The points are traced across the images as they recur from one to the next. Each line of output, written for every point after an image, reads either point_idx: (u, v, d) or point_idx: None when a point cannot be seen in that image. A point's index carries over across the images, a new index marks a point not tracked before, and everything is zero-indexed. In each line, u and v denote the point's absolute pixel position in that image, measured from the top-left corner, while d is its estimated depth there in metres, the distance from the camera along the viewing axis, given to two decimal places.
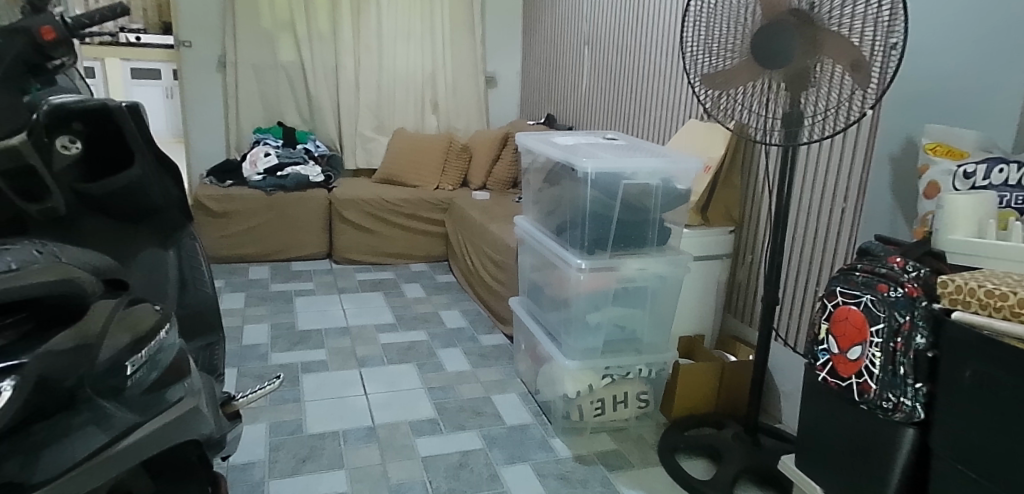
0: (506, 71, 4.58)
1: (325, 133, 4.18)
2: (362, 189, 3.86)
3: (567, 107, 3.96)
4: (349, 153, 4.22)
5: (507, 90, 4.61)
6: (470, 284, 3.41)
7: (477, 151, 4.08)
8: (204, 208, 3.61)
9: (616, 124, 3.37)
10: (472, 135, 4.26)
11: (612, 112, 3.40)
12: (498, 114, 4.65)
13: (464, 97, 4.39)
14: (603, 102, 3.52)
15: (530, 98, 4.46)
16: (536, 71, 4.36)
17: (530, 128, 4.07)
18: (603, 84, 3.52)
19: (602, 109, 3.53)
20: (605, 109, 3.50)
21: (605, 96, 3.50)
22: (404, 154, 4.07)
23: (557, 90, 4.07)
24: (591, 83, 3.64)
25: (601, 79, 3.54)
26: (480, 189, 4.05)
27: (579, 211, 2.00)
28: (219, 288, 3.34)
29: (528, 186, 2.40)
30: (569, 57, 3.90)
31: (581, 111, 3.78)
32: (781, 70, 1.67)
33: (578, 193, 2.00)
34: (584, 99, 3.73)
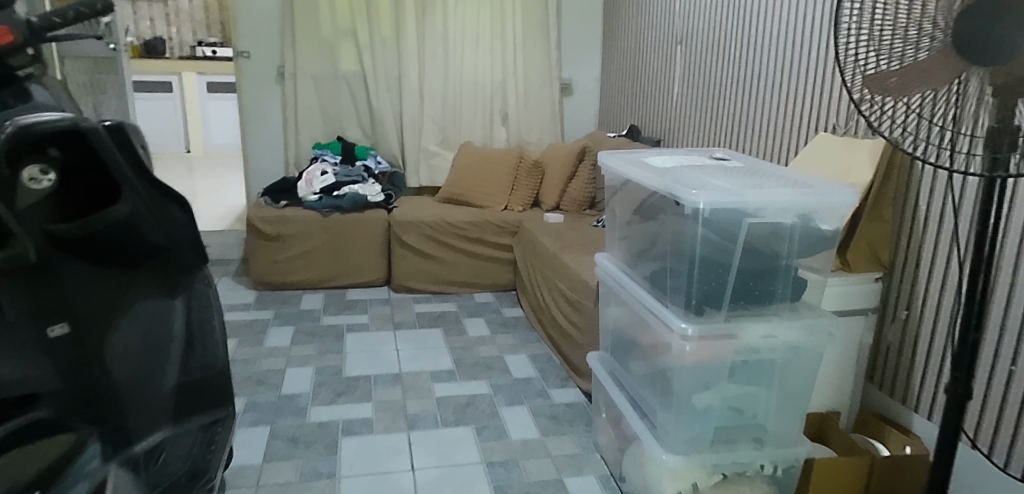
0: (584, 78, 4.12)
1: (385, 147, 3.83)
2: (424, 210, 3.50)
3: (653, 117, 3.48)
4: (411, 170, 3.87)
5: (585, 99, 4.16)
6: (542, 322, 2.97)
7: (550, 168, 3.66)
8: (257, 230, 3.31)
9: (718, 137, 2.84)
10: (544, 149, 3.83)
11: (714, 123, 2.87)
12: (574, 127, 4.20)
13: (539, 109, 3.96)
14: (700, 114, 3.00)
15: (611, 109, 3.99)
16: (618, 77, 3.89)
17: (610, 142, 3.59)
18: (700, 92, 3.00)
19: (698, 122, 3.02)
20: (703, 122, 2.98)
21: (703, 107, 2.98)
22: (470, 171, 3.69)
23: (642, 98, 3.59)
24: (688, 91, 3.11)
25: (697, 86, 3.03)
26: (553, 210, 3.62)
27: (684, 255, 1.51)
28: (267, 321, 3.04)
29: (615, 217, 1.93)
30: (655, 62, 3.43)
31: (673, 123, 3.26)
32: (996, 68, 1.14)
33: (683, 234, 1.51)
34: (676, 111, 3.23)
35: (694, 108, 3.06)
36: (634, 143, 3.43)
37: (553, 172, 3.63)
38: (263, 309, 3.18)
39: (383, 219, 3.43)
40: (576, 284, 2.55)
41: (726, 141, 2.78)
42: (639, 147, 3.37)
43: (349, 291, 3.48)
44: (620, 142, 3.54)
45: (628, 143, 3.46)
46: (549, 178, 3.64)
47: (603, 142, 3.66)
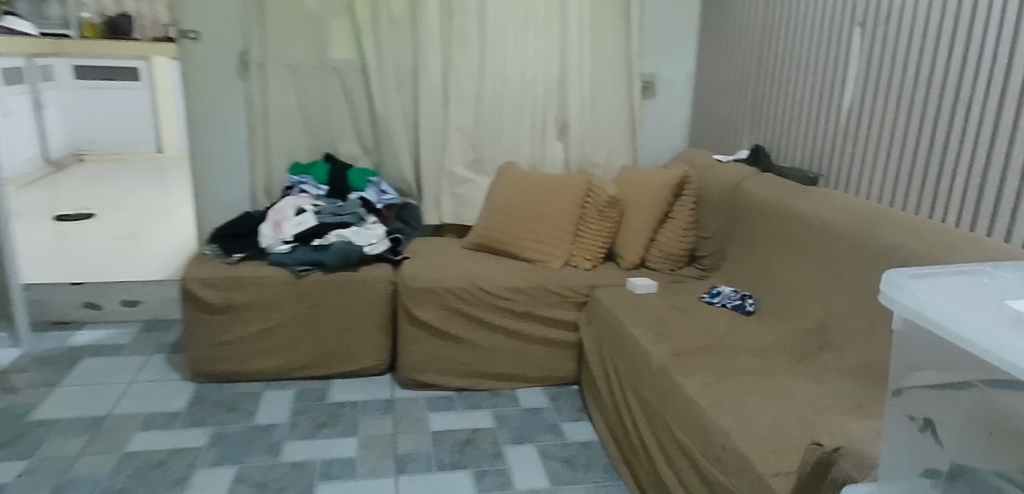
0: (671, 74, 2.96)
1: (393, 168, 2.68)
2: (448, 266, 2.37)
3: (795, 136, 2.30)
4: (430, 202, 2.72)
5: (671, 104, 3.00)
6: (635, 473, 1.84)
7: (629, 207, 2.51)
8: (194, 299, 2.15)
9: (948, 184, 1.69)
10: (616, 179, 2.69)
11: (939, 160, 1.71)
12: (659, 142, 3.03)
13: (610, 119, 2.81)
14: (908, 139, 1.81)
15: (712, 119, 2.83)
16: (729, 76, 2.71)
17: (724, 173, 2.44)
18: (905, 104, 1.82)
19: (899, 154, 1.85)
20: (914, 152, 1.79)
21: (912, 128, 1.80)
22: (513, 209, 2.56)
23: (776, 107, 2.41)
24: (878, 101, 1.92)
25: (899, 91, 1.84)
26: (635, 269, 2.49)
27: None
28: (196, 450, 1.91)
29: (943, 449, 0.81)
30: (804, 54, 2.25)
31: (842, 147, 2.08)
32: None
33: None
34: (847, 132, 2.05)
35: (890, 127, 1.88)
36: (765, 176, 2.28)
37: (633, 215, 2.49)
38: (195, 422, 2.04)
39: (387, 280, 2.29)
40: (722, 454, 1.41)
41: (974, 191, 1.61)
42: (780, 181, 2.20)
43: (333, 384, 2.34)
44: (741, 173, 2.39)
45: (756, 176, 2.32)
46: (628, 223, 2.50)
47: (711, 171, 2.50)
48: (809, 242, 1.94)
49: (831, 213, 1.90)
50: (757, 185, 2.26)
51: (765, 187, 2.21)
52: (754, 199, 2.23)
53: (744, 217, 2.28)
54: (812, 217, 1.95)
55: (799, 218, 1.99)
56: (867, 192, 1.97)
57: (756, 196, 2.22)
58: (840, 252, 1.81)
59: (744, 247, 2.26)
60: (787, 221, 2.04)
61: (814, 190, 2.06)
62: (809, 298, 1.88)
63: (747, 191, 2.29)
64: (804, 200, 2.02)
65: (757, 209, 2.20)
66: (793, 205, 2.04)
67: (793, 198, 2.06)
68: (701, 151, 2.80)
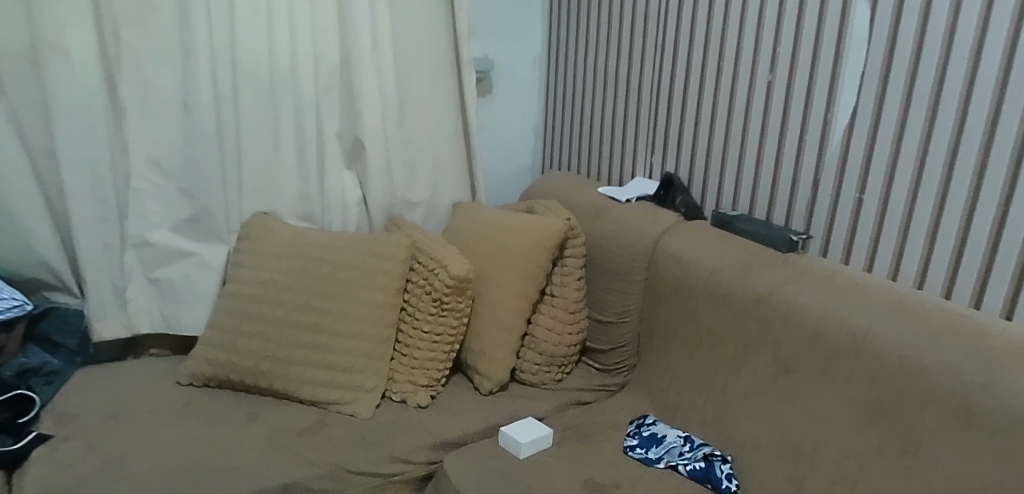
0: (511, 57, 1.94)
1: (10, 246, 1.33)
2: (137, 459, 1.14)
3: (732, 161, 1.45)
4: (104, 302, 1.41)
5: (516, 106, 2.00)
6: None
7: (484, 285, 1.49)
8: None
9: None
10: (451, 230, 1.65)
11: None
12: (500, 160, 2.02)
13: (427, 131, 1.73)
14: (985, 187, 1.04)
15: (578, 126, 1.88)
16: (602, 63, 1.77)
17: (627, 220, 1.52)
18: (979, 125, 1.04)
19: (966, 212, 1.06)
20: (1001, 211, 1.02)
21: (994, 167, 1.02)
22: (275, 308, 1.38)
23: (692, 114, 1.52)
24: (911, 116, 1.12)
25: (958, 103, 1.06)
26: (501, 391, 1.48)
27: None
28: None
29: None
30: (743, 34, 1.39)
31: (835, 186, 1.26)
32: None
33: None
34: (845, 164, 1.23)
35: (941, 162, 1.09)
36: (703, 230, 1.41)
37: (491, 295, 1.48)
38: None
39: None
40: None
41: None
42: (735, 240, 1.34)
43: None
44: (659, 220, 1.48)
45: (686, 228, 1.44)
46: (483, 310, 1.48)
47: (606, 214, 1.57)
48: (828, 364, 1.10)
49: (871, 318, 1.07)
50: (695, 245, 1.37)
51: (713, 249, 1.34)
52: (694, 271, 1.34)
53: (676, 299, 1.38)
54: (830, 319, 1.11)
55: (803, 319, 1.14)
56: (893, 265, 1.18)
57: (698, 264, 1.34)
58: (909, 397, 0.99)
59: (682, 348, 1.36)
60: (774, 319, 1.18)
61: (805, 261, 1.22)
62: (849, 476, 1.05)
63: (680, 253, 1.39)
64: (797, 283, 1.18)
65: (705, 289, 1.31)
66: (780, 292, 1.19)
67: (775, 278, 1.21)
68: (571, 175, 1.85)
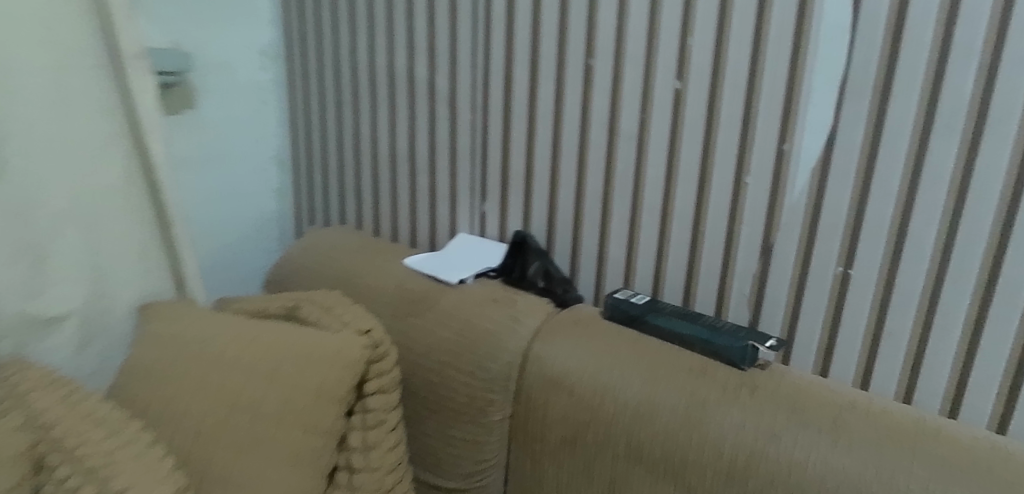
0: (225, 48, 1.17)
1: None
2: None
3: (621, 212, 0.93)
4: None
5: (243, 127, 1.24)
6: None
7: (225, 491, 0.78)
8: None
9: None
10: (132, 371, 0.87)
11: None
12: (225, 209, 1.25)
13: (67, 182, 0.91)
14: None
15: (353, 157, 1.21)
16: (383, 59, 1.12)
17: (467, 322, 0.91)
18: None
19: None
20: None
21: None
22: None
23: (549, 140, 0.97)
24: (934, 149, 0.69)
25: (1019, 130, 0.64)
26: None
27: None
28: None
29: None
30: (628, 16, 0.86)
31: (802, 254, 0.80)
32: None
33: None
34: (817, 221, 0.78)
35: (991, 225, 0.67)
36: (599, 330, 0.88)
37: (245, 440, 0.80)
38: None
39: None
40: None
41: None
42: (659, 349, 0.83)
43: None
44: (523, 315, 0.91)
45: (571, 328, 0.89)
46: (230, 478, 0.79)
47: (430, 311, 0.94)
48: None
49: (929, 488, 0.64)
50: (600, 360, 0.84)
51: (632, 368, 0.82)
52: (608, 409, 0.81)
53: (575, 455, 0.84)
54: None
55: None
56: (906, 377, 0.76)
57: (614, 397, 0.81)
58: None
59: None
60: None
61: (786, 383, 0.77)
62: None
63: (575, 376, 0.84)
64: (788, 431, 0.72)
65: (633, 442, 0.79)
66: (774, 449, 0.71)
67: (757, 422, 0.73)
68: (355, 233, 1.18)
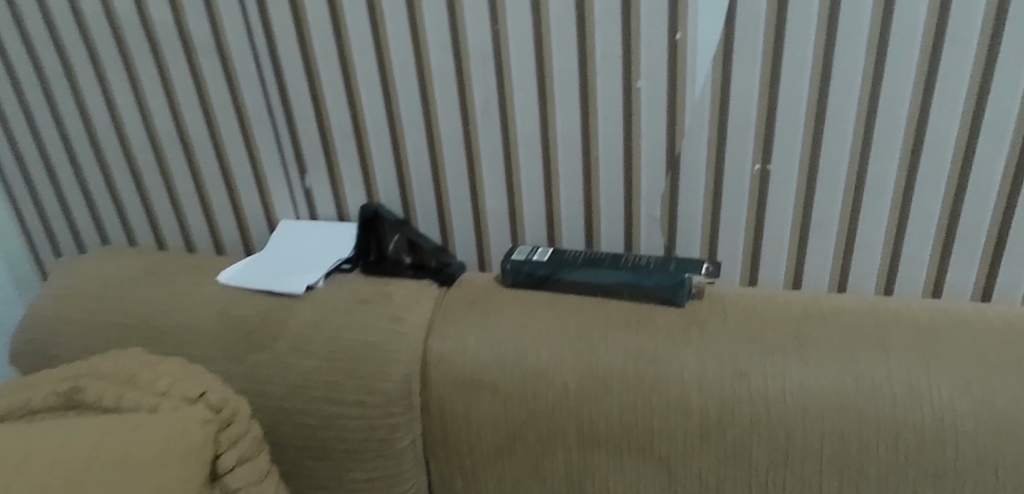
0: None
1: None
2: None
3: (493, 152, 0.74)
4: None
5: None
6: None
7: None
8: None
9: None
10: None
11: None
12: None
13: None
14: (991, 117, 0.60)
15: (91, 152, 0.86)
16: (90, 5, 0.75)
17: (336, 340, 0.69)
18: (981, 12, 0.56)
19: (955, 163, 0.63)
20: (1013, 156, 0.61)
21: (1006, 83, 0.58)
22: None
23: (376, 79, 0.73)
24: (847, 14, 0.59)
25: None
26: None
27: None
28: None
29: None
30: None
31: (714, 159, 0.69)
32: None
33: None
34: (726, 118, 0.66)
35: (914, 86, 0.61)
36: (505, 305, 0.71)
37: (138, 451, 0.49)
38: None
39: None
40: None
41: None
42: (585, 309, 0.69)
43: None
44: (408, 311, 0.71)
45: (470, 311, 0.71)
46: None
47: (281, 340, 0.70)
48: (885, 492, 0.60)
49: (911, 384, 0.59)
50: (521, 343, 0.67)
51: (562, 342, 0.67)
52: (548, 400, 0.66)
53: (518, 459, 0.68)
54: (865, 416, 0.60)
55: (813, 430, 0.61)
56: (838, 263, 0.71)
57: (551, 383, 0.65)
58: None
59: None
60: (757, 445, 0.62)
61: (728, 308, 0.68)
62: None
63: (496, 371, 0.66)
64: (755, 366, 0.63)
65: (586, 429, 0.65)
66: (746, 391, 0.62)
67: (721, 365, 0.63)
68: (131, 251, 0.86)
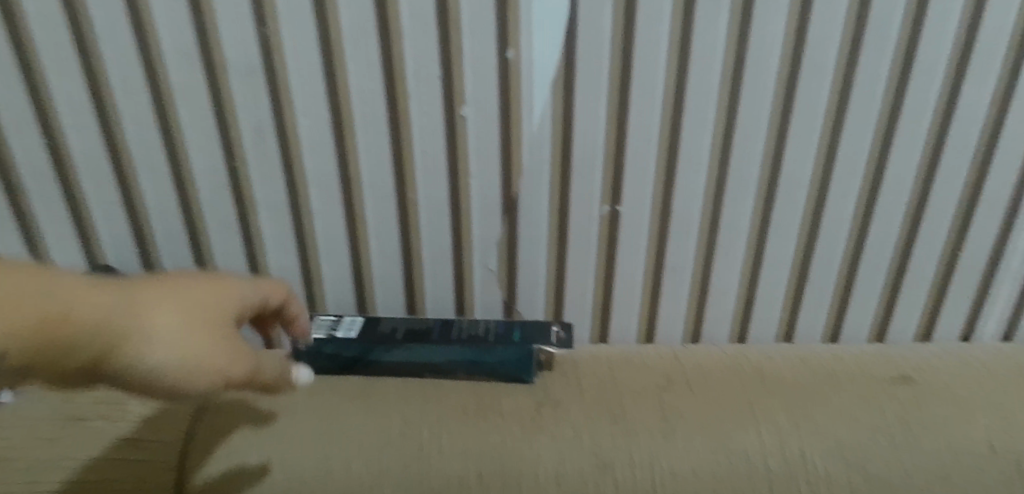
0: None
1: None
2: None
3: (275, 195, 0.56)
4: None
5: None
6: None
7: None
8: None
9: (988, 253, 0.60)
10: None
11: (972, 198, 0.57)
12: None
13: None
14: (845, 153, 0.55)
15: None
16: None
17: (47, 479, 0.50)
18: (838, 42, 0.50)
19: (811, 200, 0.57)
20: (864, 192, 0.57)
21: (859, 118, 0.53)
22: None
23: (84, 99, 0.51)
24: (701, 36, 0.50)
25: None
26: None
27: None
28: None
29: None
30: None
31: (556, 202, 0.57)
32: None
33: None
34: (569, 155, 0.55)
35: (770, 120, 0.54)
36: (303, 402, 0.55)
37: (44, 306, 0.30)
38: None
39: None
40: None
41: None
42: (411, 399, 0.55)
43: None
44: (155, 447, 0.53)
45: (253, 419, 0.54)
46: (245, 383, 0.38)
47: None
48: None
49: (785, 455, 0.51)
50: (322, 455, 0.51)
51: (378, 448, 0.51)
52: None
53: None
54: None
55: None
56: (693, 310, 0.64)
57: None
58: None
59: None
60: None
61: (582, 379, 0.57)
62: None
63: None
64: (614, 452, 0.51)
65: None
66: (608, 486, 0.50)
67: (576, 456, 0.51)
68: None
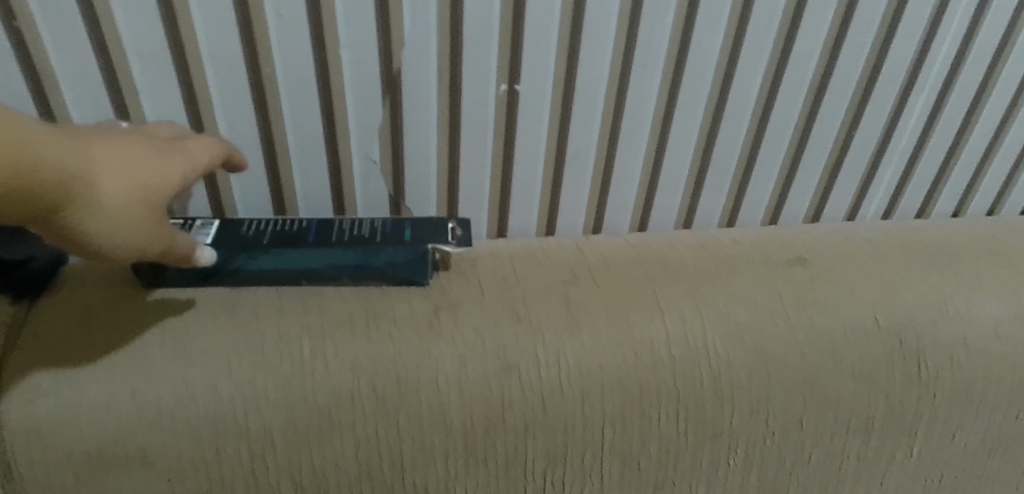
0: None
1: None
2: None
3: (86, 71, 0.45)
4: None
5: None
6: None
7: None
8: None
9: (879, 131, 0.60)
10: None
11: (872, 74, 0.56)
12: None
13: None
14: (757, 25, 0.51)
15: None
16: None
17: None
18: None
19: (718, 77, 0.54)
20: (771, 69, 0.54)
21: None
22: None
23: None
24: None
25: None
26: None
27: None
28: None
29: None
30: None
31: (445, 80, 0.50)
32: None
33: None
34: (458, 22, 0.47)
35: None
36: (152, 310, 0.47)
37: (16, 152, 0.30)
38: None
39: None
40: None
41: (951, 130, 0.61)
42: (287, 309, 0.48)
43: None
44: None
45: (85, 330, 0.46)
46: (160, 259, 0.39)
47: None
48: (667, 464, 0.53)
49: (689, 341, 0.51)
50: (182, 375, 0.44)
51: (250, 364, 0.45)
52: (241, 450, 0.45)
53: None
54: (646, 390, 0.50)
55: (592, 417, 0.49)
56: (594, 201, 0.60)
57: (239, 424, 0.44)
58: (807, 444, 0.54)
59: None
60: (533, 449, 0.49)
61: (480, 277, 0.53)
62: None
63: (154, 434, 0.43)
64: (520, 349, 0.48)
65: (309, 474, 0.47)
66: (511, 384, 0.47)
67: (478, 358, 0.47)
68: None
